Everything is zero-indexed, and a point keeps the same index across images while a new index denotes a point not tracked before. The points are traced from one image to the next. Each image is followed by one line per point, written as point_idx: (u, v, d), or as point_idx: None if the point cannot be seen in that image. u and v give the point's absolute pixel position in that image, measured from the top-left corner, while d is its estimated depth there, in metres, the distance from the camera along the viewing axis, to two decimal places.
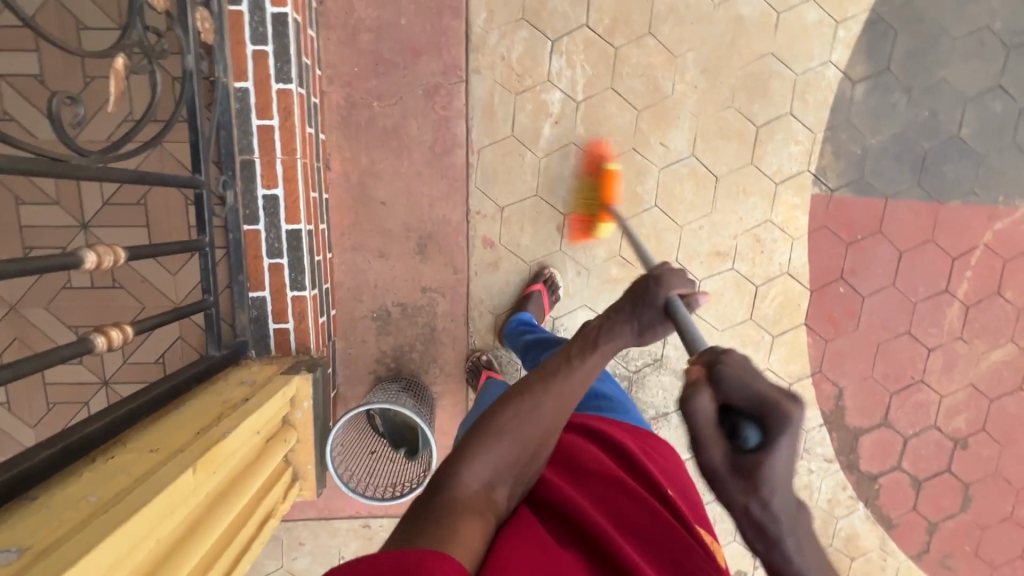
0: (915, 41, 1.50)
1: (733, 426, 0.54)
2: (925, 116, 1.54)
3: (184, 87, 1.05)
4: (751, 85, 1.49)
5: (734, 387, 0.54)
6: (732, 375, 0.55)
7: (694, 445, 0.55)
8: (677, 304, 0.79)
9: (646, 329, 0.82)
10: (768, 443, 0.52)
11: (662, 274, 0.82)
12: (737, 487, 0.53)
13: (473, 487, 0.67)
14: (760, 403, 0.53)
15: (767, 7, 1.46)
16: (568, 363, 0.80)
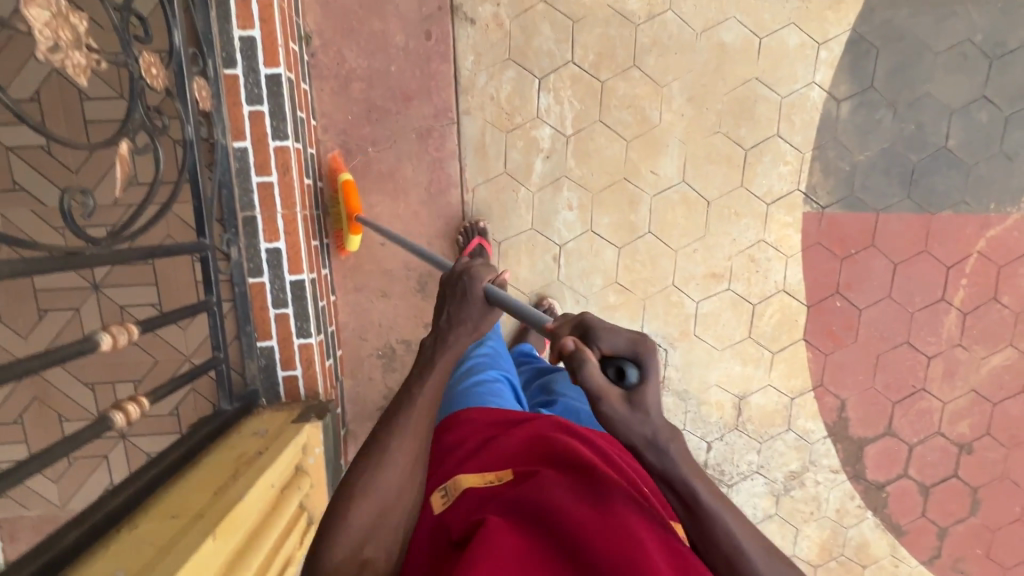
0: (897, 58, 1.52)
1: (618, 371, 0.62)
2: (911, 130, 1.56)
3: (186, 155, 1.09)
4: (738, 109, 1.52)
5: (606, 339, 0.62)
6: (600, 331, 0.63)
7: (591, 399, 0.60)
8: (496, 292, 0.73)
9: (478, 325, 0.74)
10: (644, 375, 0.61)
11: (469, 269, 0.74)
12: (637, 417, 0.60)
13: (345, 545, 0.66)
14: (632, 346, 0.61)
15: (749, 33, 1.48)
16: (407, 396, 0.72)
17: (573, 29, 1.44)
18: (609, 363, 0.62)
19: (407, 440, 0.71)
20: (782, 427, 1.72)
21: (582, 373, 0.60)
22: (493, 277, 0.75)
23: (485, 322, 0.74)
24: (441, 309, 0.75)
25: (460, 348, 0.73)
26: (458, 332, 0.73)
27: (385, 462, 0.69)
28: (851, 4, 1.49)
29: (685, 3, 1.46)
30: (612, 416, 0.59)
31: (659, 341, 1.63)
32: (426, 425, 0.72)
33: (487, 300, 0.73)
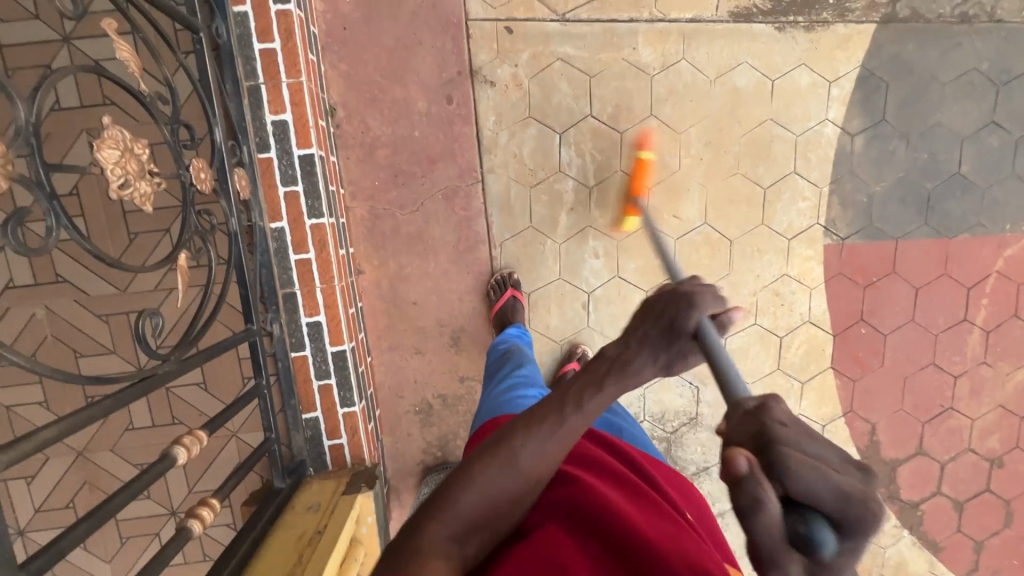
0: (907, 90, 1.56)
1: (804, 529, 0.43)
2: (925, 158, 1.59)
3: (232, 248, 1.12)
4: (755, 150, 1.55)
5: (798, 482, 0.43)
6: (802, 468, 0.43)
7: (760, 559, 0.44)
8: (710, 330, 0.67)
9: (673, 361, 0.72)
10: (844, 546, 0.43)
11: (692, 293, 0.70)
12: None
13: (454, 525, 0.63)
14: (840, 499, 0.43)
15: (761, 76, 1.52)
16: (562, 409, 0.71)
17: (590, 84, 1.47)
18: (793, 512, 0.44)
19: (551, 443, 0.70)
20: None
21: (755, 522, 0.43)
22: (717, 312, 0.70)
23: (683, 354, 0.71)
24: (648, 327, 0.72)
25: (642, 375, 0.71)
26: (648, 362, 0.71)
27: (513, 452, 0.69)
28: (859, 41, 1.52)
29: (698, 52, 1.49)
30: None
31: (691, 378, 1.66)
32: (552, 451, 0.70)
33: (694, 333, 0.68)
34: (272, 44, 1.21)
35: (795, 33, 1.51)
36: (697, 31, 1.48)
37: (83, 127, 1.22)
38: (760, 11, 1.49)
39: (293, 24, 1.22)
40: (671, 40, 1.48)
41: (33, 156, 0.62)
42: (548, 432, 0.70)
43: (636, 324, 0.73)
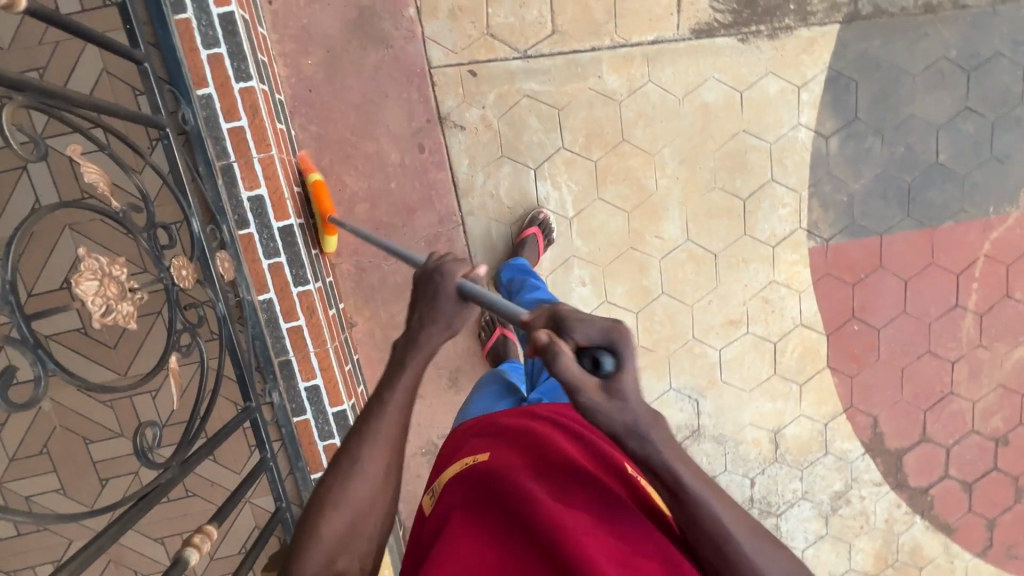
0: (877, 87, 1.55)
1: (593, 360, 0.58)
2: (902, 152, 1.59)
3: (224, 335, 1.14)
4: (730, 164, 1.55)
5: (577, 329, 0.57)
6: (571, 320, 0.58)
7: (567, 390, 0.56)
8: (467, 287, 0.69)
9: (454, 322, 0.71)
10: (621, 363, 0.57)
11: (438, 265, 0.71)
12: (615, 406, 0.57)
13: (325, 550, 0.69)
14: (604, 334, 0.57)
15: (729, 89, 1.51)
16: (381, 402, 0.73)
17: (559, 117, 1.48)
18: (584, 354, 0.58)
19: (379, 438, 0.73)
20: (820, 451, 1.76)
21: (553, 366, 0.55)
22: (466, 271, 0.71)
23: (458, 317, 0.71)
24: (416, 307, 0.72)
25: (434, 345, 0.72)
26: (432, 330, 0.71)
27: (366, 459, 0.72)
28: (824, 43, 1.51)
29: (663, 72, 1.48)
30: (592, 409, 0.56)
31: (689, 392, 1.68)
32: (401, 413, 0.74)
33: (459, 296, 0.70)
34: (239, 122, 1.23)
35: (759, 42, 1.50)
36: (660, 51, 1.47)
37: (65, 222, 1.25)
38: (721, 24, 1.48)
39: (257, 99, 1.23)
40: (635, 64, 1.47)
41: (12, 313, 0.64)
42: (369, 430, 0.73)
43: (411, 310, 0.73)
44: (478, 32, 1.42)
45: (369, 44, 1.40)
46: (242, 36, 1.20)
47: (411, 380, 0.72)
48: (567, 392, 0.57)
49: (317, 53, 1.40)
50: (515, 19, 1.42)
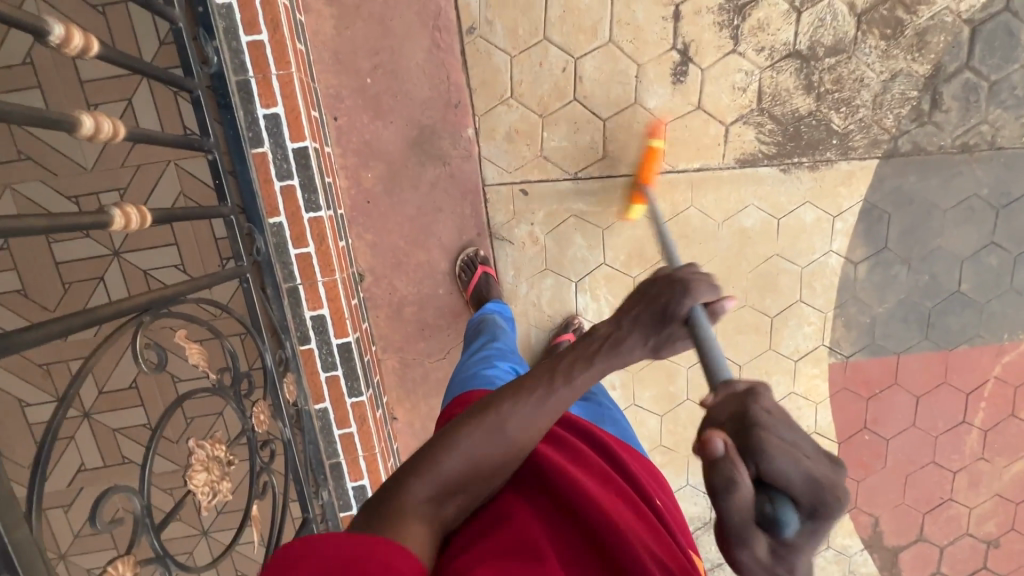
0: (908, 219, 1.61)
1: (768, 503, 0.49)
2: (926, 280, 1.66)
3: (285, 454, 1.22)
4: (762, 285, 1.63)
5: (771, 463, 0.48)
6: (772, 448, 0.48)
7: (723, 531, 0.50)
8: (698, 314, 0.70)
9: (661, 345, 0.74)
10: (808, 526, 0.49)
11: (687, 281, 0.71)
12: (775, 565, 0.50)
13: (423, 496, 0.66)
14: (811, 488, 0.48)
15: (767, 216, 1.58)
16: (545, 383, 0.73)
17: (603, 236, 1.54)
18: (763, 492, 0.49)
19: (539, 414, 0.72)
20: (821, 544, 1.87)
21: (724, 495, 0.48)
22: (710, 303, 0.71)
23: (672, 339, 0.73)
24: (642, 310, 0.73)
25: (631, 359, 0.75)
26: (633, 344, 0.73)
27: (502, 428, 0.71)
28: (862, 176, 1.57)
29: (706, 197, 1.55)
30: (744, 559, 0.51)
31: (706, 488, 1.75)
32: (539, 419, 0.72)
33: (684, 321, 0.71)
34: (306, 248, 1.30)
35: (800, 173, 1.56)
36: (705, 178, 1.53)
37: None
38: (765, 155, 1.53)
39: (324, 227, 1.29)
40: (679, 190, 1.54)
41: (151, 536, 0.73)
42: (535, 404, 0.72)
43: (624, 309, 0.76)
44: (532, 153, 1.48)
45: (428, 160, 1.46)
46: (315, 168, 1.27)
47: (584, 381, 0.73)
48: (730, 533, 0.50)
49: (377, 166, 1.46)
50: (569, 143, 1.48)
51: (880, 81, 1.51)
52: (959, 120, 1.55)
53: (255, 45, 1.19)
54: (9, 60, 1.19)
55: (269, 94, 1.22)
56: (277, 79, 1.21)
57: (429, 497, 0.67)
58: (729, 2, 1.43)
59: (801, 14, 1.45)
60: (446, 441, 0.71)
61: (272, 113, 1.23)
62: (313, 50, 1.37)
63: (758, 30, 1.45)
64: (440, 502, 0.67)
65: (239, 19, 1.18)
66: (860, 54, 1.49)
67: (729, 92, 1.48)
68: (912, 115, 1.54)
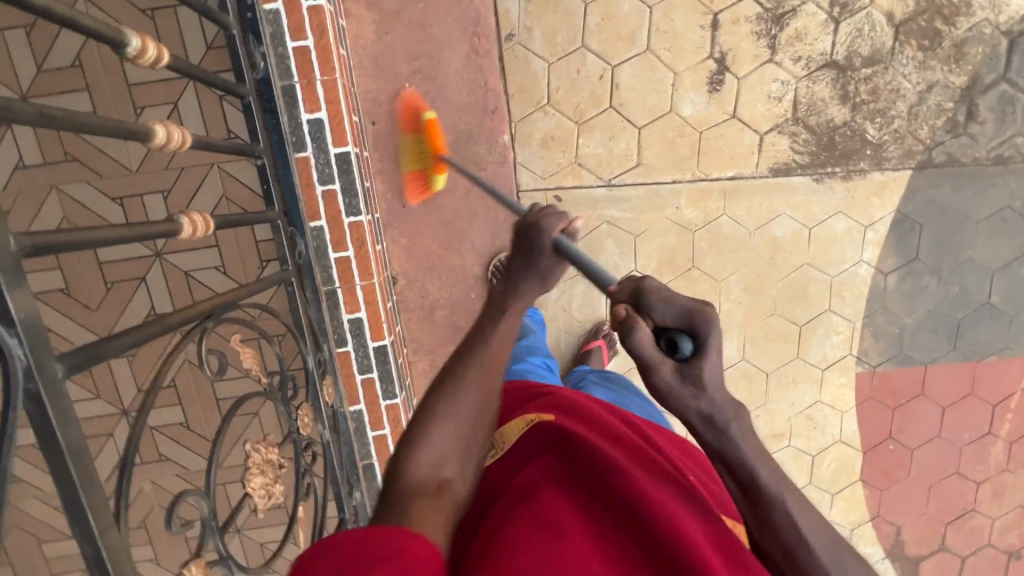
0: (940, 231, 1.61)
1: (671, 342, 0.59)
2: (956, 291, 1.66)
3: (324, 456, 1.23)
4: (792, 294, 1.63)
5: (658, 306, 0.61)
6: (652, 298, 0.61)
7: (644, 369, 0.59)
8: (563, 243, 0.78)
9: (548, 276, 0.80)
10: (700, 348, 0.59)
11: (538, 221, 0.80)
12: (689, 393, 0.59)
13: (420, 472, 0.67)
14: (686, 316, 0.59)
15: (799, 225, 1.58)
16: (482, 339, 0.78)
17: (634, 242, 1.55)
18: (663, 333, 0.60)
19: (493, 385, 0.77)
20: None
21: (633, 338, 0.59)
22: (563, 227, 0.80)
23: (551, 271, 0.80)
24: (515, 256, 0.81)
25: (531, 297, 0.81)
26: (529, 282, 0.80)
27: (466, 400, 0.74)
28: (895, 187, 1.57)
29: (738, 206, 1.55)
30: (664, 388, 0.59)
31: None
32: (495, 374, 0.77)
33: (554, 253, 0.78)
34: (346, 252, 1.31)
35: (833, 183, 1.56)
36: (737, 187, 1.54)
37: None
38: (799, 164, 1.54)
39: (364, 231, 1.31)
40: (712, 198, 1.54)
41: (214, 537, 0.77)
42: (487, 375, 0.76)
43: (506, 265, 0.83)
44: (567, 160, 1.49)
45: (463, 166, 1.47)
46: (356, 173, 1.28)
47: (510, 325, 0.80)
48: (643, 368, 0.59)
49: (413, 171, 1.47)
50: (603, 150, 1.49)
51: (917, 92, 1.51)
52: (994, 132, 1.55)
53: (300, 50, 1.20)
54: (59, 63, 1.21)
55: (313, 99, 1.22)
56: (321, 84, 1.22)
57: (427, 470, 0.68)
58: (767, 11, 1.43)
59: (839, 25, 1.45)
60: (426, 415, 0.73)
61: (315, 117, 1.24)
62: (353, 54, 1.38)
63: (795, 40, 1.45)
64: (441, 472, 0.69)
65: (286, 25, 1.18)
66: (897, 65, 1.49)
67: (765, 101, 1.49)
68: (948, 126, 1.54)
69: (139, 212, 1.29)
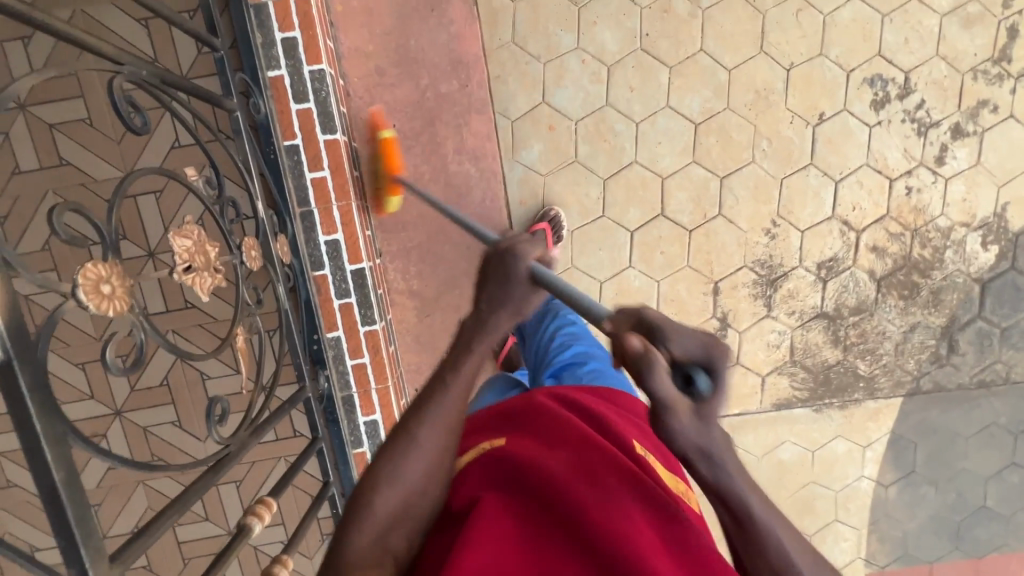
0: (933, 446, 1.76)
1: (686, 378, 0.55)
2: (953, 497, 1.79)
3: None
4: (801, 508, 1.76)
5: (676, 340, 0.55)
6: (668, 331, 0.56)
7: (656, 415, 0.54)
8: (540, 270, 0.72)
9: (521, 308, 0.72)
10: (716, 386, 0.55)
11: (513, 247, 0.72)
12: (703, 430, 0.55)
13: (366, 542, 0.65)
14: (703, 349, 0.55)
15: (803, 449, 1.73)
16: (442, 378, 0.71)
17: None
18: (676, 368, 0.55)
19: (445, 416, 0.70)
20: None
21: (651, 374, 0.52)
22: (537, 254, 0.74)
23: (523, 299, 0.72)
24: (489, 280, 0.73)
25: (501, 328, 0.73)
26: (500, 316, 0.72)
27: (417, 444, 0.69)
28: (888, 412, 1.73)
29: (746, 437, 1.71)
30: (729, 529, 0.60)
31: None
32: (450, 417, 0.71)
33: (532, 280, 0.72)
34: None
35: (831, 412, 1.71)
36: (743, 421, 1.70)
37: None
38: (799, 398, 1.70)
39: None
40: None
41: None
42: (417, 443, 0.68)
43: (478, 291, 0.74)
44: None
45: None
46: None
47: (470, 370, 0.71)
48: (661, 410, 0.54)
49: None
50: None
51: (901, 333, 1.68)
52: (975, 361, 1.71)
53: (358, 366, 1.39)
54: (149, 381, 1.39)
55: (369, 405, 1.41)
56: (376, 391, 1.41)
57: (373, 538, 0.66)
58: (761, 277, 1.61)
59: (826, 283, 1.63)
60: (379, 462, 0.69)
61: (371, 419, 1.41)
62: (399, 338, 1.56)
63: (788, 298, 1.63)
64: (386, 538, 0.66)
65: (346, 347, 1.38)
66: (881, 312, 1.66)
67: (764, 349, 1.66)
68: (932, 358, 1.70)
69: (214, 499, 1.45)
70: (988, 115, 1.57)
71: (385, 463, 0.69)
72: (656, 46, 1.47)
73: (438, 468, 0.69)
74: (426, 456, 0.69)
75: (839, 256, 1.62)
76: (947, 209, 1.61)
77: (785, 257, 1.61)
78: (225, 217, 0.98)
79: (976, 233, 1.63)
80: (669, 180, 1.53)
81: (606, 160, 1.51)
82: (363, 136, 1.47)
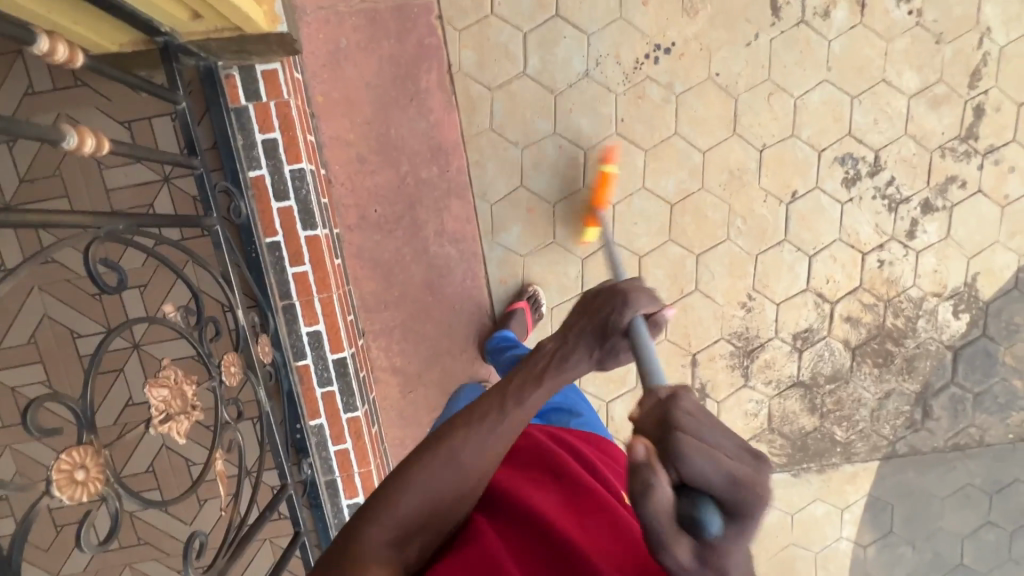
0: (910, 507, 1.79)
1: (694, 509, 0.48)
2: (930, 556, 1.82)
3: None
4: (781, 569, 1.80)
5: (689, 464, 0.47)
6: (691, 448, 0.47)
7: (650, 542, 0.48)
8: (641, 327, 0.69)
9: (605, 359, 0.73)
10: (729, 527, 0.48)
11: (627, 293, 0.72)
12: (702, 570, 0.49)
13: (380, 545, 0.62)
14: (729, 484, 0.47)
15: (782, 512, 1.76)
16: (502, 404, 0.69)
17: None
18: (684, 496, 0.48)
19: (491, 439, 0.68)
20: None
21: (646, 502, 0.46)
22: (651, 312, 0.72)
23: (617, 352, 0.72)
24: (587, 324, 0.72)
25: (577, 374, 0.72)
26: (575, 352, 0.71)
27: (441, 465, 0.66)
28: (865, 475, 1.76)
29: None
30: None
31: None
32: (501, 445, 0.69)
33: (629, 332, 0.70)
34: None
35: (809, 476, 1.75)
36: None
37: None
38: (777, 463, 1.74)
39: None
40: None
41: None
42: (489, 429, 0.68)
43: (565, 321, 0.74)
44: None
45: None
46: None
47: (539, 400, 0.70)
48: (654, 542, 0.48)
49: None
50: None
51: (876, 400, 1.71)
52: (949, 425, 1.74)
53: (341, 451, 1.41)
54: (135, 468, 1.38)
55: (352, 488, 1.43)
56: (358, 474, 1.43)
57: (389, 539, 0.63)
58: (738, 348, 1.64)
59: (802, 352, 1.66)
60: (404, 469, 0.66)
61: (355, 501, 1.43)
62: (382, 414, 1.59)
63: (765, 367, 1.66)
64: (401, 545, 0.64)
65: (328, 433, 1.40)
66: (856, 380, 1.70)
67: (742, 417, 1.69)
68: (907, 423, 1.73)
69: None
70: (957, 190, 1.61)
71: (404, 473, 0.66)
72: (632, 130, 1.50)
73: (463, 494, 0.68)
74: (458, 474, 0.67)
75: (814, 326, 1.65)
76: (919, 280, 1.65)
77: (761, 329, 1.64)
78: (205, 343, 1.01)
79: (947, 303, 1.67)
80: (647, 258, 1.57)
81: (584, 240, 1.55)
82: (346, 221, 1.50)
